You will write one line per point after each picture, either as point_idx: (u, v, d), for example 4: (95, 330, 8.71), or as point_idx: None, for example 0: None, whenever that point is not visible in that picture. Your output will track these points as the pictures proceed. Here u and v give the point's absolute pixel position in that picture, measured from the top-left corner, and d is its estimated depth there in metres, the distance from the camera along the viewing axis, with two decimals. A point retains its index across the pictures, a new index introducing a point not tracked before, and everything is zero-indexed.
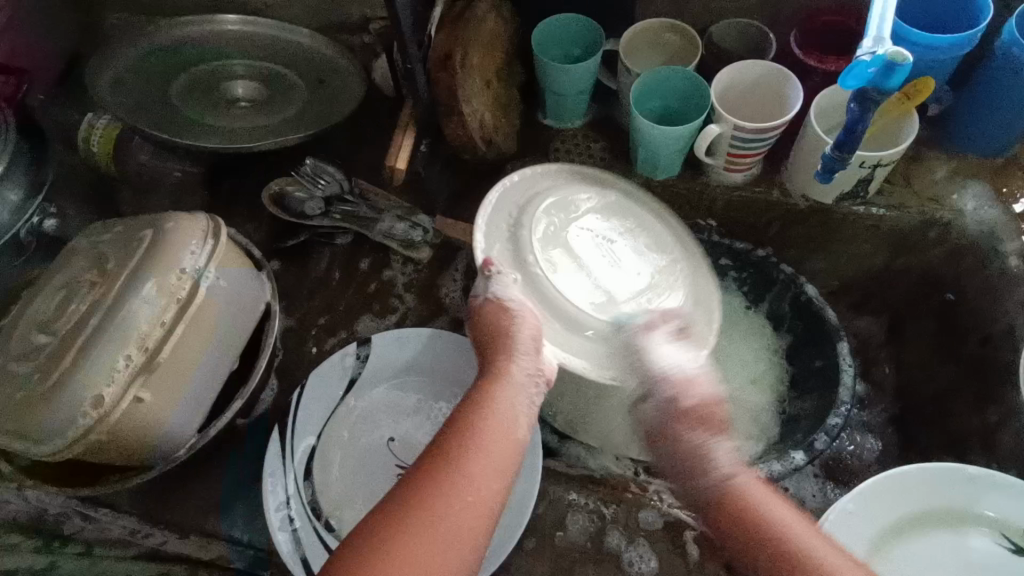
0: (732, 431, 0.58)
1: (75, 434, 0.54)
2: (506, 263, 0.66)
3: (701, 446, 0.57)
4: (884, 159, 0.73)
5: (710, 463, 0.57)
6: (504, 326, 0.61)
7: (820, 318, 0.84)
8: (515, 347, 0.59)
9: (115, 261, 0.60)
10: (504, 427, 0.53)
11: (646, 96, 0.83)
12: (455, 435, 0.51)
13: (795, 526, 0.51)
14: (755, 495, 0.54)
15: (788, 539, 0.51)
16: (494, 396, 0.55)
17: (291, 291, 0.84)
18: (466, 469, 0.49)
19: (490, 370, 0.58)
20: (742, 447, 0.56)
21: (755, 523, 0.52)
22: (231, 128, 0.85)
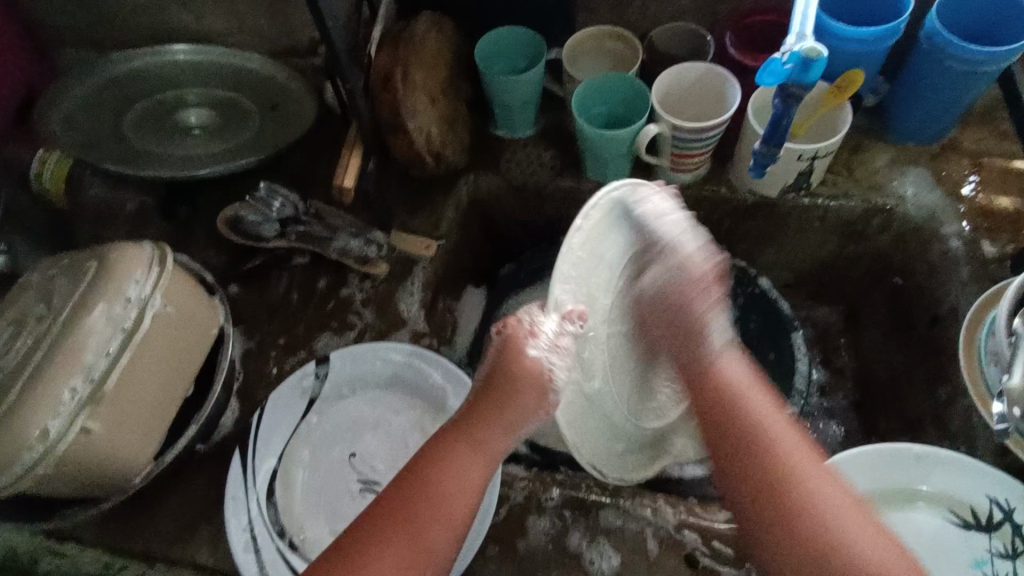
0: (749, 390, 0.55)
1: (23, 468, 0.54)
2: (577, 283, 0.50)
3: (718, 407, 0.55)
4: (820, 150, 0.75)
5: (727, 415, 0.54)
6: (530, 393, 0.52)
7: (774, 309, 0.87)
8: (516, 421, 0.54)
9: (60, 294, 0.60)
10: (468, 496, 0.53)
11: (589, 102, 0.85)
12: (419, 505, 0.51)
13: (782, 436, 0.53)
14: (737, 389, 0.55)
15: (791, 471, 0.51)
16: (464, 461, 0.53)
17: (250, 313, 0.84)
18: (427, 541, 0.51)
19: (478, 432, 0.54)
20: (748, 403, 0.54)
21: (737, 414, 0.54)
22: (182, 156, 0.85)
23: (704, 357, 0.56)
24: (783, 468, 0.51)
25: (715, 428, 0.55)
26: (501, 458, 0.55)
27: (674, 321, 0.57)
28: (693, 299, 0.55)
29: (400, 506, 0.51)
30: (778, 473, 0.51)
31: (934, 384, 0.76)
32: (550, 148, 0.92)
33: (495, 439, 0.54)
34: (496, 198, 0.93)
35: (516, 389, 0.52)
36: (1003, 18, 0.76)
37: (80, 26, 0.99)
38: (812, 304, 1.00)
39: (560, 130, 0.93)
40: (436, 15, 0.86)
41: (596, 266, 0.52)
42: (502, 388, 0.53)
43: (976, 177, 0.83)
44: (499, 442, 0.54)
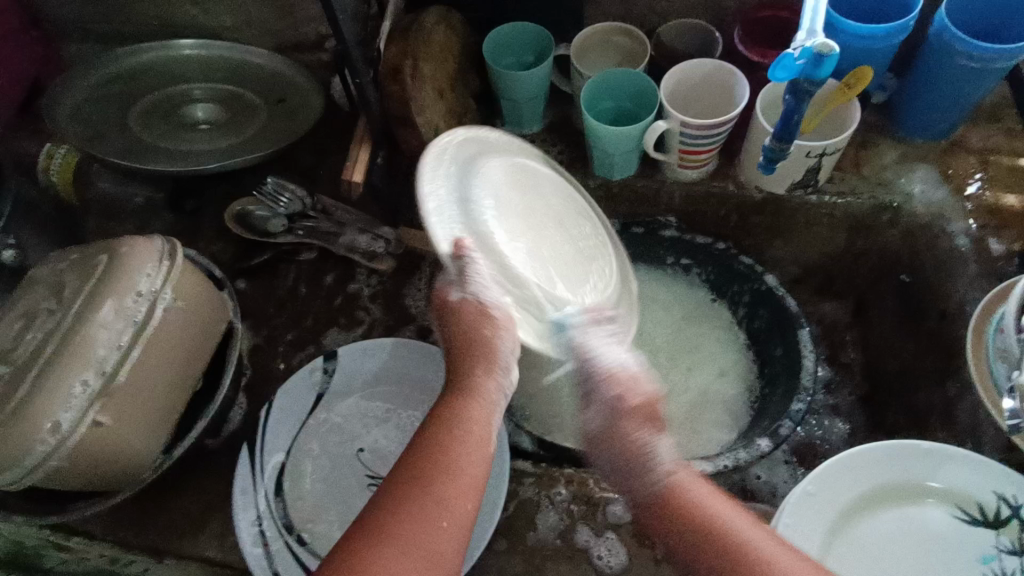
0: (707, 497, 0.52)
1: (34, 461, 0.54)
2: (450, 215, 0.57)
3: (677, 521, 0.51)
4: (829, 147, 0.75)
5: (688, 536, 0.50)
6: (487, 321, 0.57)
7: (781, 307, 0.85)
8: (494, 355, 0.57)
9: (70, 288, 0.60)
10: (478, 439, 0.52)
11: (597, 99, 0.85)
12: (429, 457, 0.50)
13: (749, 532, 0.49)
14: (698, 496, 0.51)
15: (763, 566, 0.46)
16: (463, 408, 0.54)
17: (257, 308, 0.84)
18: (440, 492, 0.48)
19: (470, 379, 0.56)
20: (708, 514, 0.50)
21: (698, 524, 0.50)
22: (191, 151, 0.85)
23: (654, 478, 0.53)
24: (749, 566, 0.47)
25: (682, 547, 0.50)
26: (499, 403, 0.56)
27: (619, 448, 0.56)
28: (632, 410, 0.57)
29: (409, 461, 0.51)
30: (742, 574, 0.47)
31: (941, 381, 0.76)
32: (558, 144, 0.92)
33: (484, 382, 0.56)
34: None
35: (473, 322, 0.57)
36: (1012, 15, 0.75)
37: (87, 21, 0.99)
38: (819, 299, 0.99)
39: (568, 126, 0.93)
40: (445, 10, 0.86)
41: (487, 217, 0.59)
42: (466, 330, 0.58)
43: (983, 175, 0.83)
44: (487, 383, 0.56)
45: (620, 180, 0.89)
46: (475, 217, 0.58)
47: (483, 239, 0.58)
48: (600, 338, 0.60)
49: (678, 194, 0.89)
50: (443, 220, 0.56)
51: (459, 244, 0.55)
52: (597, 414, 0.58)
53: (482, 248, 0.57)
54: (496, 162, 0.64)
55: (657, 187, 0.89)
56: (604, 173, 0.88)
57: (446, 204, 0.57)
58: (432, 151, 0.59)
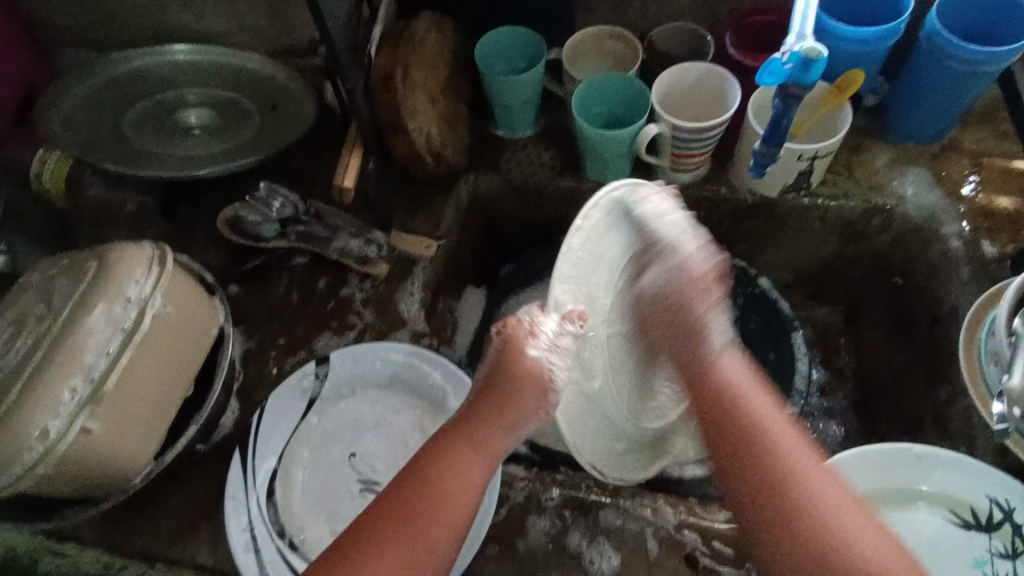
0: (745, 389, 0.55)
1: (22, 468, 0.54)
2: (582, 272, 0.52)
3: (716, 402, 0.55)
4: (819, 151, 0.75)
5: (725, 416, 0.54)
6: (529, 391, 0.53)
7: (774, 310, 0.88)
8: (517, 421, 0.54)
9: (60, 295, 0.60)
10: (474, 499, 0.53)
11: (589, 102, 0.85)
12: (420, 514, 0.51)
13: (777, 430, 0.53)
14: (735, 387, 0.55)
15: (781, 459, 0.51)
16: (460, 465, 0.53)
17: (250, 313, 0.84)
18: (428, 542, 0.50)
19: (477, 431, 0.55)
20: (748, 404, 0.54)
21: (732, 409, 0.54)
22: (184, 157, 0.85)
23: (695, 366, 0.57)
24: (764, 456, 0.52)
25: (715, 427, 0.55)
26: (500, 460, 0.55)
27: (670, 323, 0.57)
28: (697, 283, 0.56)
29: (400, 501, 0.52)
30: (782, 479, 0.51)
31: (933, 385, 0.77)
32: (551, 147, 0.92)
33: (494, 439, 0.54)
34: (495, 199, 0.93)
35: (516, 388, 0.53)
36: (1001, 23, 0.76)
37: (80, 27, 1.00)
38: (811, 304, 1.00)
39: (560, 129, 0.93)
40: (436, 14, 0.86)
41: (644, 189, 0.55)
42: (502, 385, 0.54)
43: (976, 177, 0.83)
44: (495, 438, 0.54)
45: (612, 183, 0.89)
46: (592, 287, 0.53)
47: (591, 306, 0.54)
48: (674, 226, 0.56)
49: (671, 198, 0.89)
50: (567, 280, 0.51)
51: (573, 311, 0.51)
52: (661, 277, 0.56)
53: (588, 315, 0.53)
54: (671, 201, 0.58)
55: None
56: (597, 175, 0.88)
57: (570, 268, 0.51)
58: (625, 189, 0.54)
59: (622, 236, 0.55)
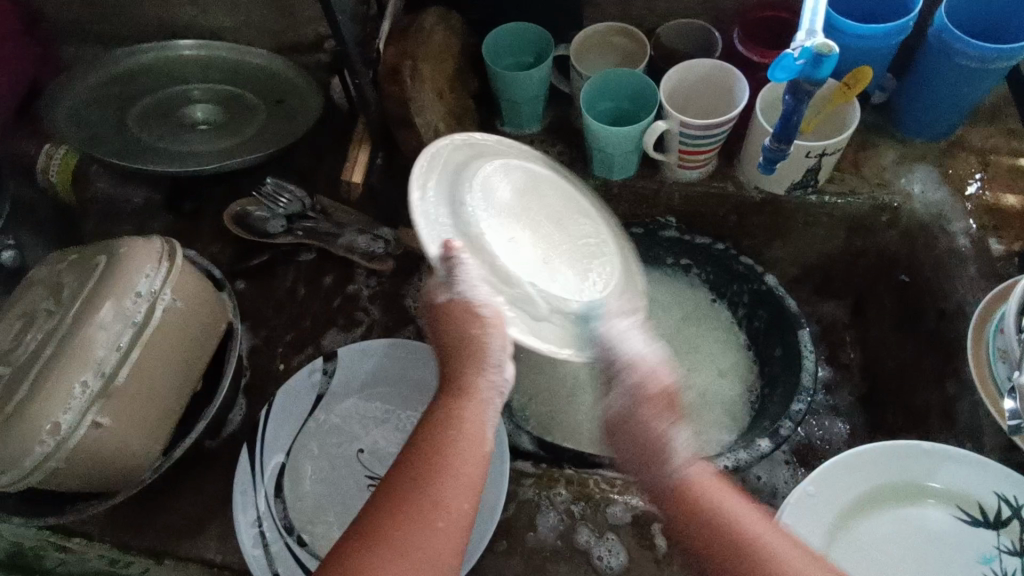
0: (718, 492, 0.55)
1: (34, 462, 0.54)
2: (442, 219, 0.58)
3: (690, 514, 0.54)
4: (828, 148, 0.75)
5: (701, 528, 0.52)
6: (468, 324, 0.57)
7: (780, 305, 0.86)
8: (484, 354, 0.56)
9: (70, 289, 0.60)
10: (480, 446, 0.52)
11: (596, 99, 0.85)
12: (429, 466, 0.50)
13: (753, 521, 0.52)
14: (708, 489, 0.54)
15: (761, 549, 0.50)
16: (459, 413, 0.53)
17: (257, 308, 0.84)
18: (437, 492, 0.48)
19: (459, 382, 0.56)
20: (720, 505, 0.53)
21: (709, 515, 0.53)
22: (190, 151, 0.85)
23: (669, 470, 0.57)
24: (750, 550, 0.50)
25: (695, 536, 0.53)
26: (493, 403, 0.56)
27: (637, 438, 0.59)
28: (653, 395, 0.60)
29: (409, 462, 0.50)
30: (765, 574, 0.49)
31: (940, 381, 0.77)
32: (557, 144, 0.93)
33: (474, 381, 0.56)
34: None
35: (461, 323, 0.57)
36: (1011, 16, 0.76)
37: (86, 22, 0.99)
38: (817, 300, 0.98)
39: (566, 127, 0.94)
40: (444, 11, 0.86)
41: (613, 317, 0.63)
42: (454, 331, 0.58)
43: (982, 176, 0.83)
44: (480, 381, 0.56)
45: (619, 179, 0.90)
46: (466, 220, 0.59)
47: (473, 241, 0.59)
48: (631, 331, 0.62)
49: (678, 194, 0.90)
50: (432, 227, 0.58)
51: (450, 246, 0.56)
52: (620, 396, 0.61)
53: (473, 250, 0.59)
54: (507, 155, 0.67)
55: (657, 187, 0.90)
56: (603, 172, 0.89)
57: (428, 217, 0.58)
58: (426, 154, 0.61)
59: (467, 181, 0.61)
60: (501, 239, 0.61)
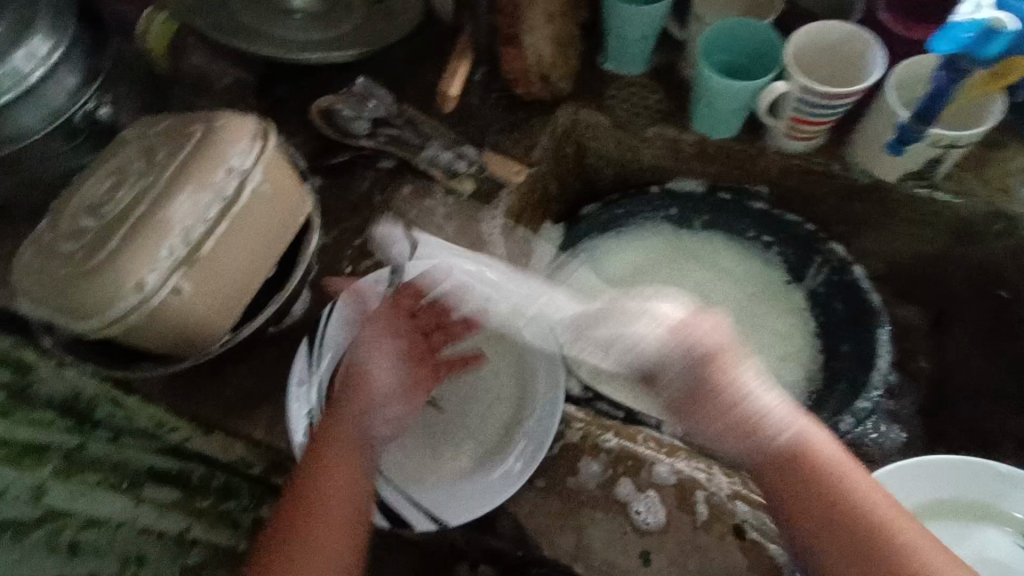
0: (834, 458, 0.53)
1: (116, 314, 0.56)
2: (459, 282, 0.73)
3: (790, 480, 0.53)
4: (959, 140, 0.69)
5: (806, 500, 0.52)
6: (358, 385, 0.67)
7: (861, 299, 0.84)
8: (352, 410, 0.65)
9: (164, 153, 0.60)
10: (348, 492, 0.61)
11: (714, 48, 0.79)
12: (295, 520, 0.59)
13: (860, 490, 0.51)
14: (822, 460, 0.52)
15: (859, 519, 0.50)
16: (326, 464, 0.61)
17: (330, 208, 0.84)
18: (303, 547, 0.58)
19: (337, 427, 0.64)
20: (829, 476, 0.52)
21: (818, 487, 0.52)
22: (286, 39, 0.83)
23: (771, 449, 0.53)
24: (846, 519, 0.51)
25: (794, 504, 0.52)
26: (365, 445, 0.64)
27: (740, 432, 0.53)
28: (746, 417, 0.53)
29: (284, 519, 0.59)
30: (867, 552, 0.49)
31: None
32: (658, 91, 0.88)
33: (339, 428, 0.64)
34: (592, 135, 0.90)
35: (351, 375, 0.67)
36: None
37: None
38: (897, 302, 0.95)
39: (673, 74, 0.88)
40: None
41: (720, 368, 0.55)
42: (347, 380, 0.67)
43: None
44: (343, 429, 0.64)
45: (720, 139, 0.84)
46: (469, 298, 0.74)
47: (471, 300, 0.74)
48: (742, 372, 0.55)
49: (777, 164, 0.85)
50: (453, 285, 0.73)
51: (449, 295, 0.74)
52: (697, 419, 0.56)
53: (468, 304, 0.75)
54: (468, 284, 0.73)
55: (758, 154, 0.85)
56: (706, 130, 0.84)
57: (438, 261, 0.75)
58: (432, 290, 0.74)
59: (439, 292, 0.75)
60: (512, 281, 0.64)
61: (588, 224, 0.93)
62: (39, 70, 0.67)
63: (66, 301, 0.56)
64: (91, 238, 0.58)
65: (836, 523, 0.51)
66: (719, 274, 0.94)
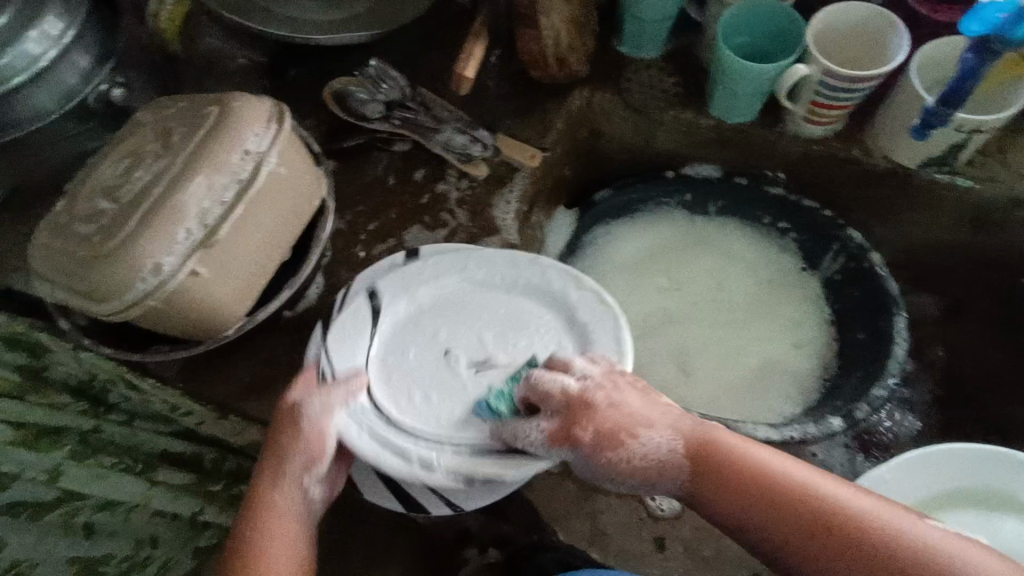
0: (737, 442, 0.54)
1: (134, 297, 0.56)
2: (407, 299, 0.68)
3: (717, 481, 0.53)
4: (984, 125, 0.68)
5: (735, 499, 0.52)
6: (289, 434, 0.58)
7: (880, 288, 0.82)
8: (285, 469, 0.58)
9: (180, 135, 0.60)
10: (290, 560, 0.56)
11: (733, 30, 0.78)
12: None
13: (780, 463, 0.52)
14: (725, 444, 0.54)
15: (794, 488, 0.51)
16: (261, 532, 0.56)
17: (343, 192, 0.83)
18: None
19: (267, 492, 0.58)
20: (742, 453, 0.53)
21: (732, 472, 0.53)
22: (298, 20, 0.82)
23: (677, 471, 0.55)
24: (780, 496, 0.51)
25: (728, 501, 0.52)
26: (303, 503, 0.58)
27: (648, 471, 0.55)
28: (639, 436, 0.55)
29: None
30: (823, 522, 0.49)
31: None
32: (675, 74, 0.86)
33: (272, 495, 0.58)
34: (606, 118, 0.89)
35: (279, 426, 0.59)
36: None
37: None
38: (915, 290, 0.94)
39: (690, 56, 0.87)
40: None
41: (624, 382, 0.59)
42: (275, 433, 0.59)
43: None
44: (275, 496, 0.58)
45: (739, 122, 0.83)
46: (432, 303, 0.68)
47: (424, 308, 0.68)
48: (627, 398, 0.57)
49: (795, 150, 0.84)
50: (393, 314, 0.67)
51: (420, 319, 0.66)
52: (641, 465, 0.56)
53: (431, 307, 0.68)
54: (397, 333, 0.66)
55: (776, 139, 0.83)
56: (722, 112, 0.83)
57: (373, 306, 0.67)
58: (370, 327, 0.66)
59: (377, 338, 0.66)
60: (459, 320, 0.67)
61: (603, 212, 0.94)
62: (51, 51, 0.66)
63: (84, 284, 0.56)
64: (107, 221, 0.57)
65: (773, 503, 0.51)
66: (729, 261, 0.94)
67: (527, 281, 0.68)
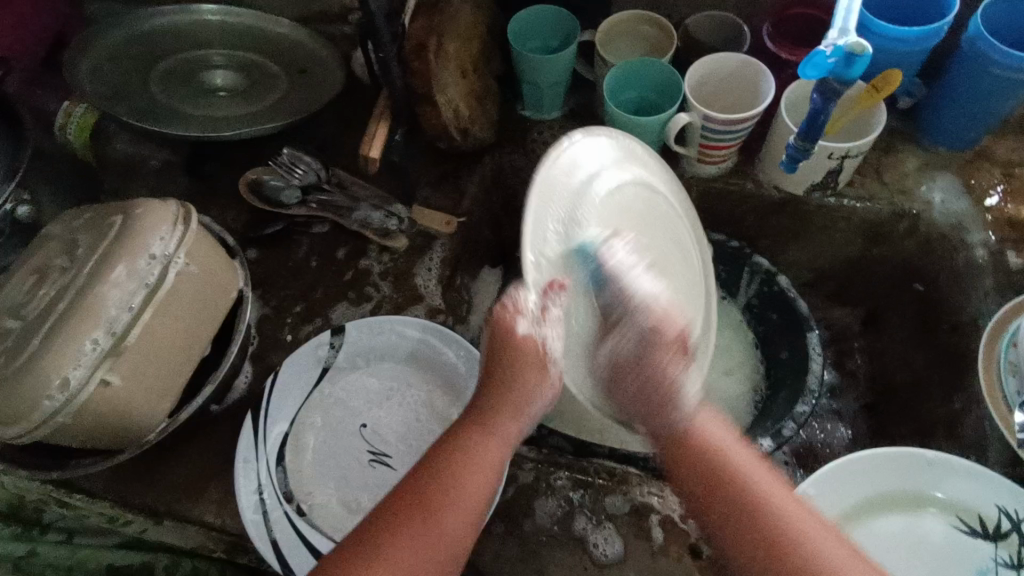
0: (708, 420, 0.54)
1: (43, 416, 0.55)
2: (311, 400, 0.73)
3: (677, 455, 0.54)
4: (851, 150, 0.74)
5: (688, 472, 0.53)
6: None
7: (793, 308, 0.88)
8: None
9: (85, 246, 0.61)
10: None
11: (620, 86, 0.84)
12: None
13: (740, 454, 0.53)
14: (706, 432, 0.54)
15: (743, 480, 0.51)
16: None
17: (267, 278, 0.84)
18: None
19: None
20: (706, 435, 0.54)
21: (699, 453, 0.53)
22: (207, 116, 0.84)
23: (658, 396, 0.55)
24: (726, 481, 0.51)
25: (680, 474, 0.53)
26: None
27: (639, 389, 0.56)
28: (648, 349, 0.56)
29: None
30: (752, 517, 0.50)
31: (949, 395, 0.78)
32: (577, 131, 0.92)
33: None
34: (519, 179, 0.93)
35: None
36: None
37: None
38: (829, 304, 1.00)
39: (589, 113, 0.93)
40: None
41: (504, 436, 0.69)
42: None
43: (1004, 189, 0.82)
44: None
45: None
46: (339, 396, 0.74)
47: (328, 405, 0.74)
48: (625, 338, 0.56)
49: (695, 189, 0.89)
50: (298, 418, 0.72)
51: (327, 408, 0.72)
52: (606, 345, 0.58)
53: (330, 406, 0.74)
54: (302, 439, 0.72)
55: (676, 181, 0.89)
56: None
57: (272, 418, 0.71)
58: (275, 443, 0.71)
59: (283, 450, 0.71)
60: (351, 413, 0.74)
61: None
62: None
63: None
64: (13, 340, 0.57)
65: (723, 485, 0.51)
66: None
67: (404, 354, 0.76)
